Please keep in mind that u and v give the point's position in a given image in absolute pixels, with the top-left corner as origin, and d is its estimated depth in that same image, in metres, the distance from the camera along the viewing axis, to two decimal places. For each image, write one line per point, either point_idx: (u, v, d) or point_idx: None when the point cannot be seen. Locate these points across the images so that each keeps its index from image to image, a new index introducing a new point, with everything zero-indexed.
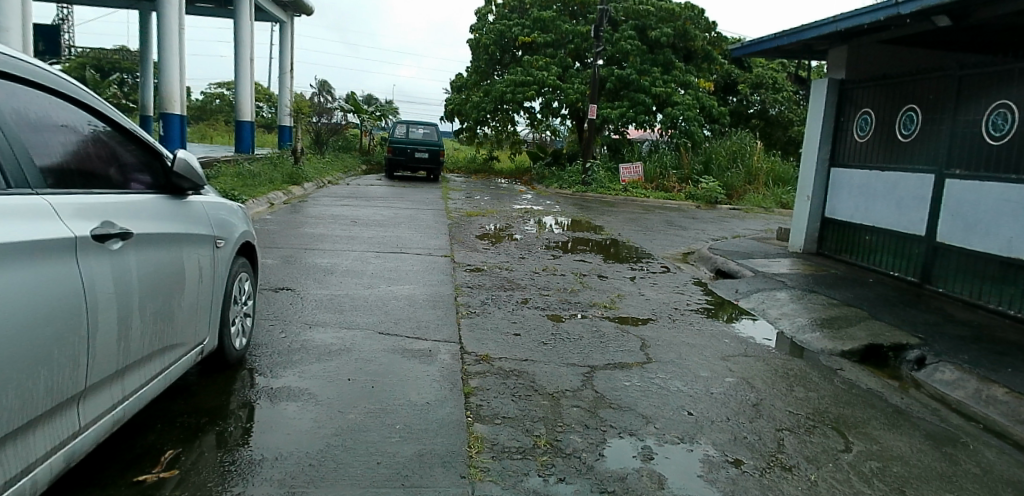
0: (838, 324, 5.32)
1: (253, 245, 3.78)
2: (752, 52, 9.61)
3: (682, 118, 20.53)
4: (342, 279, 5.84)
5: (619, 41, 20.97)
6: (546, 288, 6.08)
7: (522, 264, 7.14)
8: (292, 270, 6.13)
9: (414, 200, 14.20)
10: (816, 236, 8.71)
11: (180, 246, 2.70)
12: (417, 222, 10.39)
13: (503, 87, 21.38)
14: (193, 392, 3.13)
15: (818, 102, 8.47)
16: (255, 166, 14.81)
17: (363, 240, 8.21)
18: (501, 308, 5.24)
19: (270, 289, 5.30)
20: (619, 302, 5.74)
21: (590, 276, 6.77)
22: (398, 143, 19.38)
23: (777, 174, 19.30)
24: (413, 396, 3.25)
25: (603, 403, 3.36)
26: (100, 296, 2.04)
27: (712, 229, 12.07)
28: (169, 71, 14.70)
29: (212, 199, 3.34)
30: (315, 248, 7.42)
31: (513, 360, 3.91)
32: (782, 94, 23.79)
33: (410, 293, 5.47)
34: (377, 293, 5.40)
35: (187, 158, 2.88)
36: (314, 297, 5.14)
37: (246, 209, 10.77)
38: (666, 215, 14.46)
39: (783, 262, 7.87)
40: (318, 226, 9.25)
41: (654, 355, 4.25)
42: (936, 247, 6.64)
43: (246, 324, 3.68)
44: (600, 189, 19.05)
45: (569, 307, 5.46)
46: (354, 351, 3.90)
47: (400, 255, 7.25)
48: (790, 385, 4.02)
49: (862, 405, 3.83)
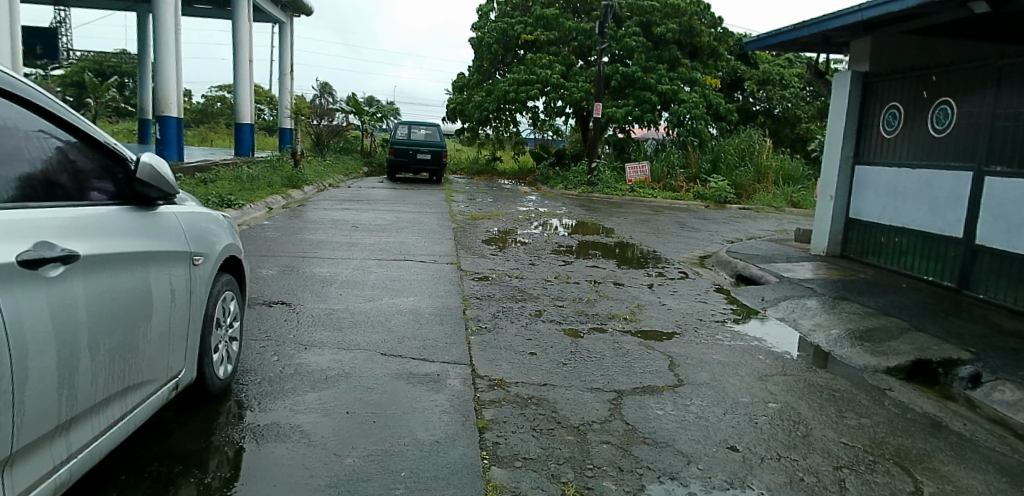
0: (878, 337, 4.92)
1: (240, 260, 3.38)
2: (767, 45, 9.18)
3: (689, 116, 20.12)
4: (342, 291, 5.45)
5: (624, 38, 20.55)
6: (561, 298, 5.68)
7: (533, 272, 6.73)
8: (289, 281, 5.75)
9: (417, 203, 13.80)
10: (840, 238, 8.27)
11: (147, 267, 2.31)
12: (420, 226, 9.99)
13: (505, 86, 20.98)
14: (169, 432, 2.74)
15: (841, 96, 8.04)
16: (254, 169, 14.44)
17: (364, 246, 7.80)
18: (513, 322, 4.83)
19: (263, 304, 4.90)
20: (639, 313, 5.34)
21: (605, 284, 6.36)
22: (399, 144, 18.99)
23: (787, 172, 18.88)
24: (421, 433, 2.85)
25: (635, 438, 2.95)
26: (30, 335, 1.63)
27: (726, 231, 11.65)
28: (165, 73, 14.32)
29: (190, 210, 2.94)
30: (313, 256, 7.02)
31: (531, 385, 3.51)
32: (790, 91, 23.33)
33: (416, 306, 5.08)
34: (379, 307, 5.00)
35: (152, 163, 2.48)
36: (312, 312, 4.75)
37: (244, 214, 10.40)
38: (676, 216, 14.05)
39: (808, 267, 7.45)
40: (318, 232, 8.86)
41: (685, 377, 3.85)
42: (975, 250, 6.22)
43: (232, 349, 3.28)
44: (606, 190, 18.60)
45: (586, 320, 5.05)
46: (354, 377, 3.50)
47: (403, 262, 6.86)
48: (840, 412, 3.62)
49: (923, 434, 3.43)
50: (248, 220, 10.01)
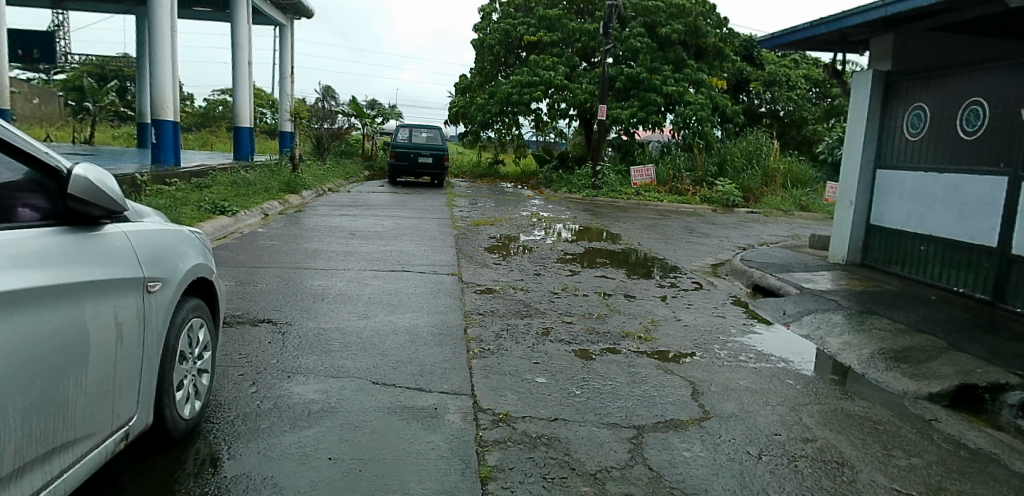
0: (914, 358, 4.52)
1: (211, 281, 2.99)
2: (780, 44, 8.82)
3: (695, 119, 19.70)
4: (335, 307, 5.06)
5: (629, 38, 20.16)
6: (569, 314, 5.28)
7: (538, 284, 6.34)
8: (278, 295, 5.36)
9: (418, 208, 13.43)
10: (861, 246, 7.85)
11: (78, 300, 1.92)
12: (420, 233, 9.61)
13: (508, 88, 20.58)
14: (119, 489, 2.36)
15: (861, 96, 7.64)
16: (251, 174, 14.09)
17: (361, 256, 7.43)
18: (518, 342, 4.43)
19: (248, 323, 4.52)
20: (654, 331, 4.94)
21: (616, 297, 5.96)
22: (401, 148, 18.63)
23: (795, 175, 18.52)
24: (414, 486, 2.47)
25: (661, 488, 2.57)
26: None
27: (736, 237, 11.24)
28: (161, 75, 13.96)
29: (147, 228, 2.55)
30: (308, 267, 6.65)
31: (540, 421, 3.12)
32: (796, 92, 22.94)
33: (412, 324, 4.69)
34: (373, 325, 4.61)
35: (85, 175, 2.09)
36: (299, 332, 4.37)
37: (240, 220, 10.05)
38: (684, 220, 13.64)
39: (829, 277, 7.03)
40: (315, 241, 8.49)
41: (712, 409, 3.47)
42: (1011, 260, 5.82)
43: (201, 383, 2.90)
44: (611, 193, 18.22)
45: (597, 340, 4.65)
46: (340, 412, 3.10)
47: (401, 273, 6.48)
48: (887, 450, 3.22)
49: (983, 477, 3.03)
50: (243, 228, 9.62)
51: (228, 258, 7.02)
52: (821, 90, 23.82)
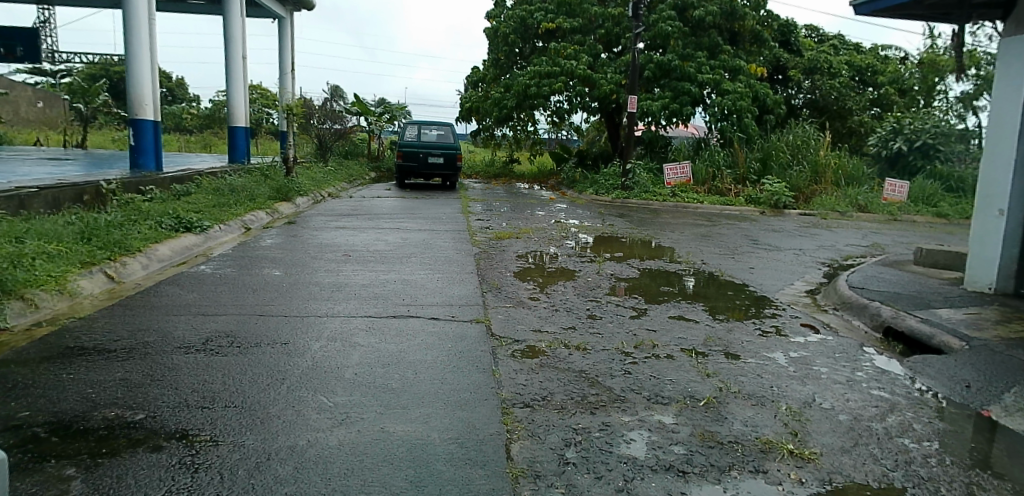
0: None
1: None
2: (881, 9, 6.91)
3: (734, 110, 17.43)
4: (298, 399, 3.24)
5: (659, 23, 18.11)
6: (660, 400, 3.43)
7: (599, 337, 4.51)
8: (215, 375, 3.52)
9: (428, 216, 11.63)
10: (1016, 270, 5.90)
11: None
12: (432, 252, 7.78)
13: (526, 79, 18.63)
14: None
15: (1017, 69, 5.76)
16: (240, 179, 12.35)
17: (353, 291, 5.62)
18: (599, 478, 2.60)
19: (145, 446, 2.71)
20: (806, 436, 3.10)
21: (717, 360, 4.13)
22: (408, 147, 16.74)
23: (848, 171, 16.52)
24: None
25: None
26: None
27: (812, 249, 9.32)
28: (138, 69, 12.18)
29: None
30: (280, 313, 4.86)
31: None
32: (839, 79, 20.87)
33: (417, 438, 2.86)
34: (352, 444, 2.78)
35: None
36: (228, 467, 2.56)
37: (213, 238, 8.21)
38: (740, 227, 11.73)
39: (991, 319, 5.12)
40: (301, 267, 6.74)
41: None
42: None
43: None
44: (644, 194, 16.28)
45: (725, 460, 2.82)
46: None
47: (406, 323, 4.66)
48: None
49: None
50: (214, 249, 7.80)
51: (176, 299, 5.20)
52: (864, 78, 21.80)
